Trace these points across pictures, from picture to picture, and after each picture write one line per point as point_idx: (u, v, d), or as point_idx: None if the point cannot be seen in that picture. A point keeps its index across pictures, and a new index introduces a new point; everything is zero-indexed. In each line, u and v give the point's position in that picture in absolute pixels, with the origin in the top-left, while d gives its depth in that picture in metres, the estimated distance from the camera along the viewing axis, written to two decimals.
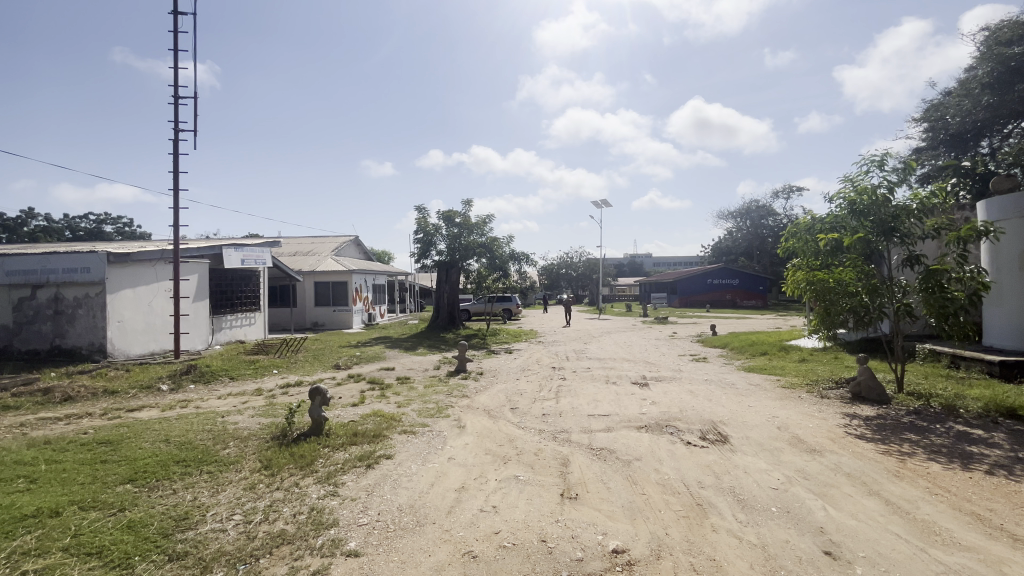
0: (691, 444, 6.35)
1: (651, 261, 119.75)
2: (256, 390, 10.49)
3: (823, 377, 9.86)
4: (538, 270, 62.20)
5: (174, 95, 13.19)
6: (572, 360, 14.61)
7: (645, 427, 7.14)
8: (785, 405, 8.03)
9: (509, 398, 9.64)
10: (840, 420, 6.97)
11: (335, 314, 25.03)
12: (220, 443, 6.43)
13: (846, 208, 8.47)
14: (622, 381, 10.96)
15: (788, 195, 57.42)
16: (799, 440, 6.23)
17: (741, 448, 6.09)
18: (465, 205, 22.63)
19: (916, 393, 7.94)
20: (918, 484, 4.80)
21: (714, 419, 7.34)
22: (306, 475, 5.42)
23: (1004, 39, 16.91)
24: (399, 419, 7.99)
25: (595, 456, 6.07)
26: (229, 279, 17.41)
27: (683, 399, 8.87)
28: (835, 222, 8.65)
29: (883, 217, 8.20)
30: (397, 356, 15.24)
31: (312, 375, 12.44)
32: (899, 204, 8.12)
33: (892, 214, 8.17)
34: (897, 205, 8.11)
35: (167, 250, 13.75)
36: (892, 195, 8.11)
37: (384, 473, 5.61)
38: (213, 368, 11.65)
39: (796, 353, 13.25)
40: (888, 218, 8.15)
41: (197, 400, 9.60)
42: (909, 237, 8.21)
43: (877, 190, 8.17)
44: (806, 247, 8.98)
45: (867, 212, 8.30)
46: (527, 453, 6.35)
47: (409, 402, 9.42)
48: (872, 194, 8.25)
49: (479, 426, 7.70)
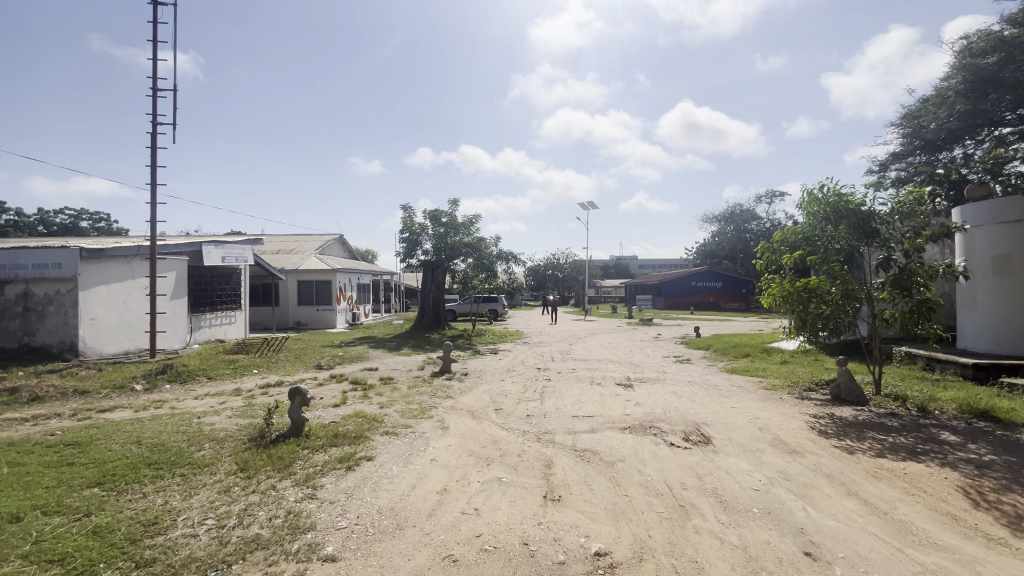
0: (674, 446, 6.37)
1: (637, 263, 120.96)
2: (234, 390, 10.26)
3: (803, 379, 9.99)
4: (525, 271, 62.32)
5: (153, 88, 12.85)
6: (557, 361, 14.60)
7: (629, 428, 7.14)
8: (768, 406, 8.08)
9: (493, 399, 9.57)
10: (821, 421, 7.05)
11: (319, 313, 24.69)
12: (195, 445, 6.26)
13: (814, 217, 8.67)
14: (607, 382, 10.96)
15: (770, 200, 58.45)
16: (781, 441, 6.28)
17: (724, 450, 6.12)
18: (451, 205, 22.55)
19: (893, 394, 8.10)
20: (896, 485, 4.86)
21: (697, 420, 7.37)
22: (284, 477, 5.29)
23: (977, 50, 16.65)
24: (381, 421, 7.88)
25: (579, 458, 6.05)
26: (209, 276, 17.05)
27: (666, 400, 8.92)
28: (804, 232, 8.79)
29: (852, 223, 8.33)
30: (380, 356, 15.07)
31: (294, 375, 12.21)
32: (869, 210, 8.25)
33: (861, 221, 8.32)
34: (865, 212, 8.26)
35: (145, 246, 13.39)
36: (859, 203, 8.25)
37: (365, 476, 5.50)
38: (189, 367, 11.34)
39: (777, 355, 13.43)
40: (855, 225, 8.33)
41: (172, 400, 9.32)
42: (879, 242, 8.32)
43: (846, 198, 8.32)
44: (777, 256, 9.08)
45: (838, 219, 8.42)
46: (510, 455, 6.29)
47: (392, 403, 9.29)
48: (841, 203, 8.37)
49: (462, 427, 7.62)
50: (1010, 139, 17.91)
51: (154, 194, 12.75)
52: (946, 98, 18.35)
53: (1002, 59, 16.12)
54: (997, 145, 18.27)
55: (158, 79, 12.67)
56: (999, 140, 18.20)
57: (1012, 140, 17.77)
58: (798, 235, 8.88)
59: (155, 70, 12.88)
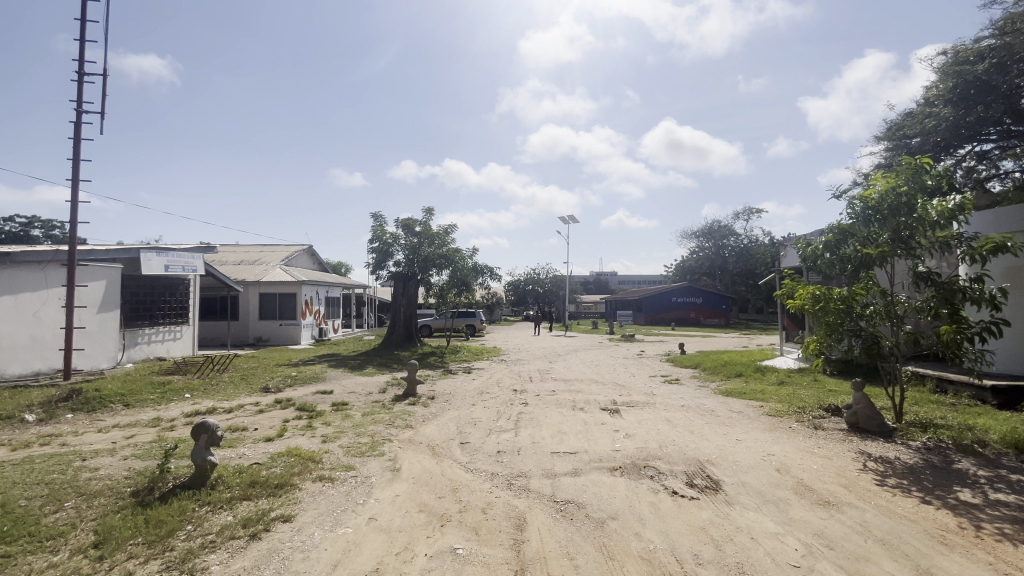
0: (677, 494, 5.16)
1: (617, 279, 121.66)
2: (152, 420, 8.62)
3: (811, 404, 8.92)
4: (505, 286, 61.26)
5: (78, 71, 11.25)
6: (536, 382, 13.27)
7: (620, 469, 5.93)
8: (778, 438, 6.93)
9: (460, 430, 8.17)
10: (846, 459, 5.91)
11: (282, 328, 22.98)
12: (52, 504, 4.72)
13: (856, 218, 7.69)
14: (590, 407, 9.69)
15: (747, 217, 58.87)
16: (806, 488, 5.10)
17: (739, 500, 4.91)
18: (426, 214, 21.25)
19: (920, 425, 7.06)
20: (977, 558, 3.72)
21: (699, 458, 6.16)
22: (153, 557, 3.83)
23: (964, 58, 15.79)
24: (318, 461, 6.43)
25: (560, 514, 4.75)
26: (149, 288, 15.32)
27: (661, 431, 7.68)
28: (846, 230, 7.73)
29: (901, 227, 7.27)
30: (338, 376, 13.50)
31: (232, 400, 10.57)
32: (921, 213, 7.14)
33: (911, 226, 7.21)
34: (914, 215, 7.16)
35: (63, 251, 11.65)
36: (912, 203, 7.18)
37: (271, 549, 4.07)
38: (104, 393, 9.64)
39: (773, 375, 12.41)
40: (911, 224, 7.21)
41: (67, 435, 7.65)
42: (925, 250, 7.23)
43: (898, 196, 7.25)
44: (809, 258, 8.04)
45: (888, 220, 7.37)
46: (473, 510, 4.95)
47: (338, 436, 7.80)
48: (889, 200, 7.32)
49: (417, 468, 6.24)
50: (992, 154, 17.36)
51: (75, 191, 11.12)
52: (932, 108, 17.34)
53: (992, 65, 15.20)
54: (981, 159, 17.60)
55: (84, 61, 11.09)
56: (981, 156, 17.63)
57: (994, 155, 17.22)
58: (836, 234, 7.87)
59: (82, 52, 11.32)
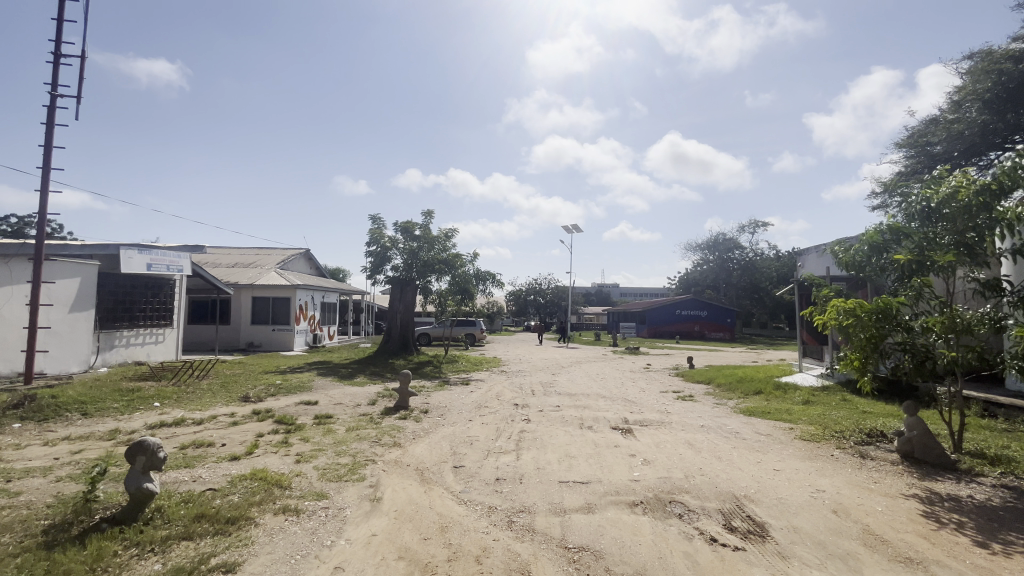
0: (716, 541, 4.22)
1: (619, 291, 121.04)
2: (108, 432, 7.66)
3: (848, 427, 7.95)
4: (506, 296, 60.38)
5: (55, 51, 10.48)
6: (539, 396, 12.30)
7: (642, 505, 4.99)
8: (823, 469, 5.96)
9: (453, 450, 7.20)
10: (914, 499, 4.94)
11: (274, 334, 22.07)
12: None
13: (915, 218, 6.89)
14: (600, 425, 8.72)
15: (752, 230, 58.20)
16: (877, 538, 4.15)
17: (796, 552, 3.96)
18: (426, 216, 20.42)
19: (985, 457, 6.10)
20: None
21: (736, 493, 5.21)
22: None
23: (997, 59, 15.00)
24: (286, 487, 5.49)
25: (573, 567, 3.81)
26: (130, 287, 14.45)
27: (683, 456, 6.72)
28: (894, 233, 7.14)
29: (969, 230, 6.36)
30: (326, 386, 12.53)
31: (206, 410, 9.61)
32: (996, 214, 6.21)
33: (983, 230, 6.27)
34: (984, 216, 6.27)
35: (31, 244, 10.77)
36: (984, 203, 6.27)
37: None
38: (61, 401, 8.67)
39: (796, 393, 11.42)
40: (976, 226, 6.34)
41: (5, 448, 6.69)
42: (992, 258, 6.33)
43: (969, 194, 6.34)
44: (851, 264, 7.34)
45: (957, 221, 6.47)
46: (466, 558, 4.00)
47: (315, 455, 6.84)
48: (960, 198, 6.40)
49: (402, 498, 5.29)
50: None
51: (46, 179, 10.29)
52: (959, 114, 16.54)
53: None
54: None
55: (61, 41, 10.30)
56: None
57: None
58: (883, 236, 7.20)
59: (59, 32, 10.57)
